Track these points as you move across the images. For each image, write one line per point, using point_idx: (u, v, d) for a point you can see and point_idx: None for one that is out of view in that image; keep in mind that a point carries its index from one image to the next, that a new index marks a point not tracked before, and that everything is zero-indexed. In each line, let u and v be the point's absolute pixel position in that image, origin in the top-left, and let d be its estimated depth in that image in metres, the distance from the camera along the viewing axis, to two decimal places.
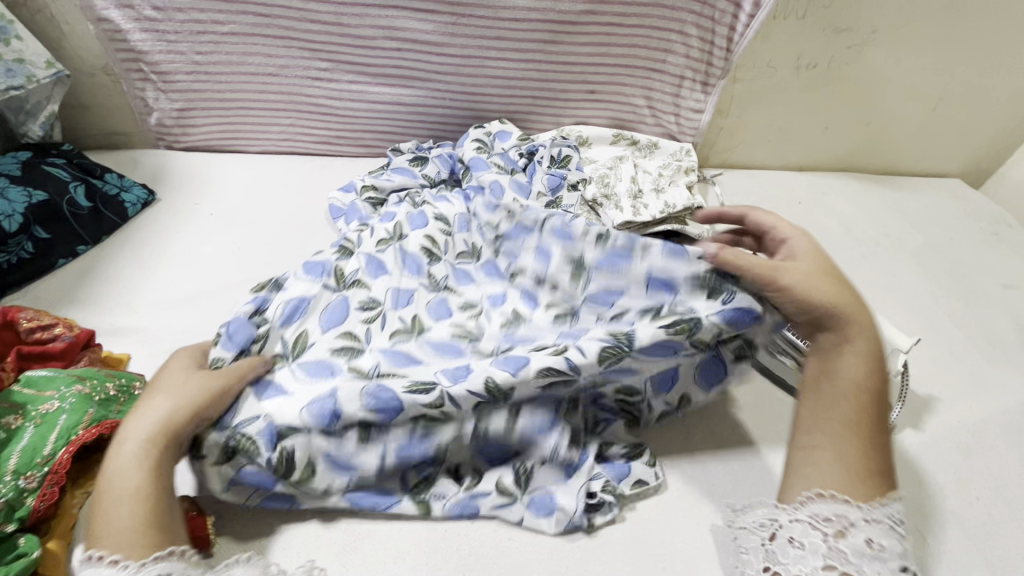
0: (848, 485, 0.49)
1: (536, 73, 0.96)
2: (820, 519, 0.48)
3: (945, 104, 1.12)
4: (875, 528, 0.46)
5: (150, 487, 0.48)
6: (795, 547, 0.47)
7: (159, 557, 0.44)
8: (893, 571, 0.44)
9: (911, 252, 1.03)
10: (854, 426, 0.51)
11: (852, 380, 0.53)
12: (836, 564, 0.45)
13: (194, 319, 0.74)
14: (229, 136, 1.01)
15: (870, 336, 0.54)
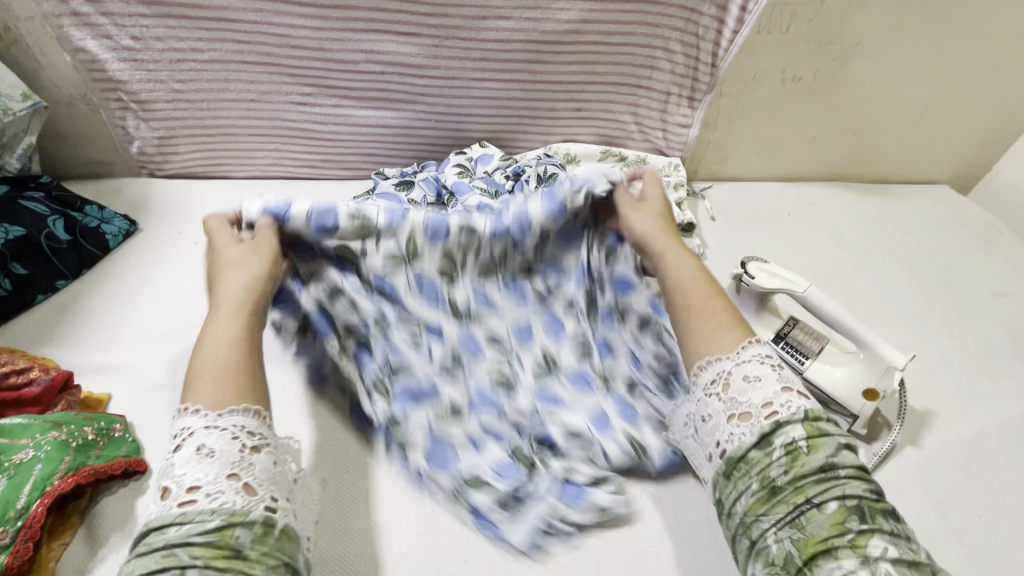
0: (716, 342, 0.59)
1: (522, 92, 0.96)
2: (710, 382, 0.57)
3: (931, 113, 1.12)
4: (748, 366, 0.56)
5: (242, 346, 0.56)
6: (708, 420, 0.56)
7: (235, 411, 0.50)
8: (773, 394, 0.53)
9: (902, 261, 1.03)
10: (700, 300, 0.64)
11: (676, 277, 0.67)
12: (733, 413, 0.54)
13: (178, 354, 0.73)
14: (213, 162, 0.99)
15: (675, 246, 0.71)
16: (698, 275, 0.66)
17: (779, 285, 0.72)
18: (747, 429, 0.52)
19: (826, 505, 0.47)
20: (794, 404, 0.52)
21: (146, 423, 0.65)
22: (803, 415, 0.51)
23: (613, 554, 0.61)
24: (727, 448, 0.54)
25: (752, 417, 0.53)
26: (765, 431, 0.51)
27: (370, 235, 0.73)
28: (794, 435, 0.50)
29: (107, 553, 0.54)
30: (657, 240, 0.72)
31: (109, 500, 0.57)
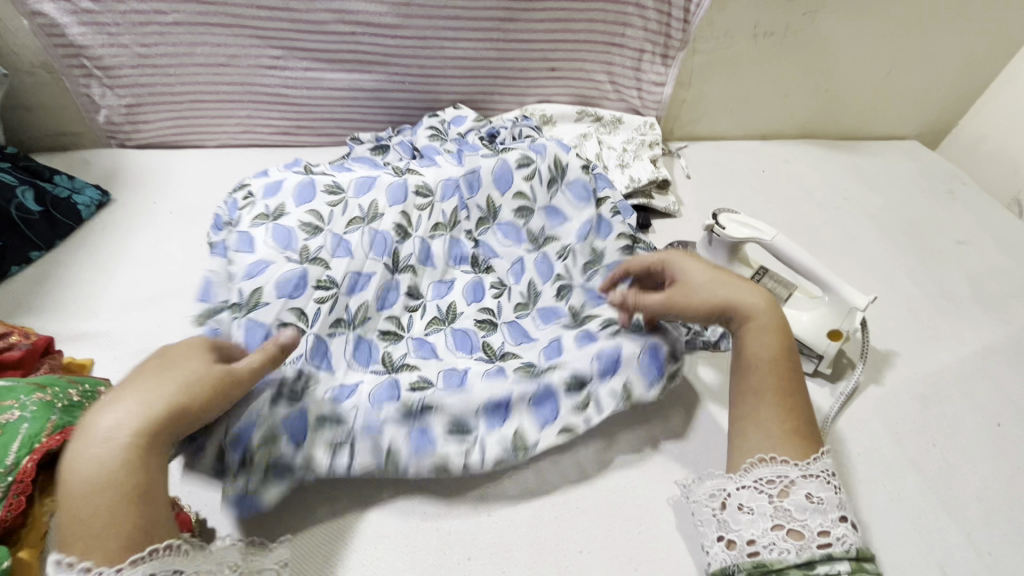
0: (785, 449, 0.55)
1: (495, 52, 0.95)
2: (765, 480, 0.53)
3: (900, 67, 1.14)
4: (812, 483, 0.52)
5: (115, 500, 0.42)
6: (746, 511, 0.53)
7: (134, 560, 0.41)
8: (833, 523, 0.50)
9: (870, 213, 1.06)
10: (773, 391, 0.58)
11: (755, 351, 0.59)
12: (783, 523, 0.51)
13: (158, 320, 0.73)
14: (184, 131, 0.98)
15: (761, 311, 0.61)
16: (778, 352, 0.59)
17: (750, 234, 0.74)
18: (794, 548, 0.49)
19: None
20: (849, 541, 0.50)
21: None
22: (853, 552, 0.49)
23: (591, 490, 0.63)
24: (761, 552, 0.50)
25: (805, 537, 0.50)
26: (814, 556, 0.49)
27: (337, 207, 0.75)
28: (840, 568, 0.48)
29: None
30: (741, 290, 0.61)
31: None
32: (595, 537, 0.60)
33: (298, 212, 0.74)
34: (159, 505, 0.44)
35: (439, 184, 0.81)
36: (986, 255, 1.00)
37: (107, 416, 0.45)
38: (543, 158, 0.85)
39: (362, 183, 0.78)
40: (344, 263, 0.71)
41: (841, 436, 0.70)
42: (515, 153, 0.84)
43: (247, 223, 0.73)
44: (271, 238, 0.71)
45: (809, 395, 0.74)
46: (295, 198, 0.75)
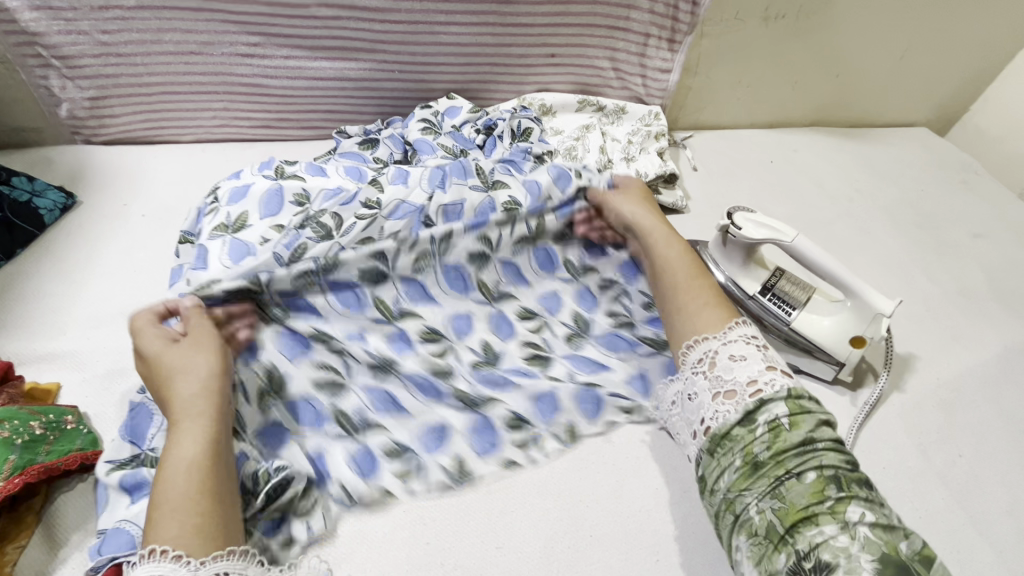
0: (704, 322, 0.61)
1: (490, 38, 0.89)
2: (696, 363, 0.59)
3: (913, 52, 1.09)
4: (734, 346, 0.57)
5: (212, 476, 0.49)
6: (695, 397, 0.57)
7: (218, 556, 0.45)
8: (759, 371, 0.55)
9: (883, 206, 1.02)
10: (686, 283, 0.66)
11: (667, 256, 0.70)
12: (719, 391, 0.55)
13: (131, 337, 0.67)
14: (155, 125, 0.91)
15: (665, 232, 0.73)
16: (682, 252, 0.70)
17: (766, 236, 0.70)
18: (733, 407, 0.54)
19: (806, 475, 0.48)
20: (779, 382, 0.53)
21: (101, 413, 0.60)
22: (786, 394, 0.53)
23: (605, 515, 0.59)
24: (712, 426, 0.55)
25: (737, 395, 0.54)
26: (751, 407, 0.53)
27: (303, 221, 0.72)
28: (777, 412, 0.51)
29: (70, 553, 0.51)
30: (645, 219, 0.75)
31: (67, 497, 0.54)
32: (611, 568, 0.56)
33: (261, 226, 0.72)
34: (225, 473, 0.50)
35: (400, 205, 0.74)
36: (1002, 248, 0.96)
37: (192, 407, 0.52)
38: (535, 198, 0.77)
39: (330, 196, 0.75)
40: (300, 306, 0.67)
41: (864, 448, 0.67)
42: (505, 193, 0.77)
43: (206, 236, 0.72)
44: (228, 254, 0.69)
45: (829, 405, 0.71)
46: (260, 210, 0.73)
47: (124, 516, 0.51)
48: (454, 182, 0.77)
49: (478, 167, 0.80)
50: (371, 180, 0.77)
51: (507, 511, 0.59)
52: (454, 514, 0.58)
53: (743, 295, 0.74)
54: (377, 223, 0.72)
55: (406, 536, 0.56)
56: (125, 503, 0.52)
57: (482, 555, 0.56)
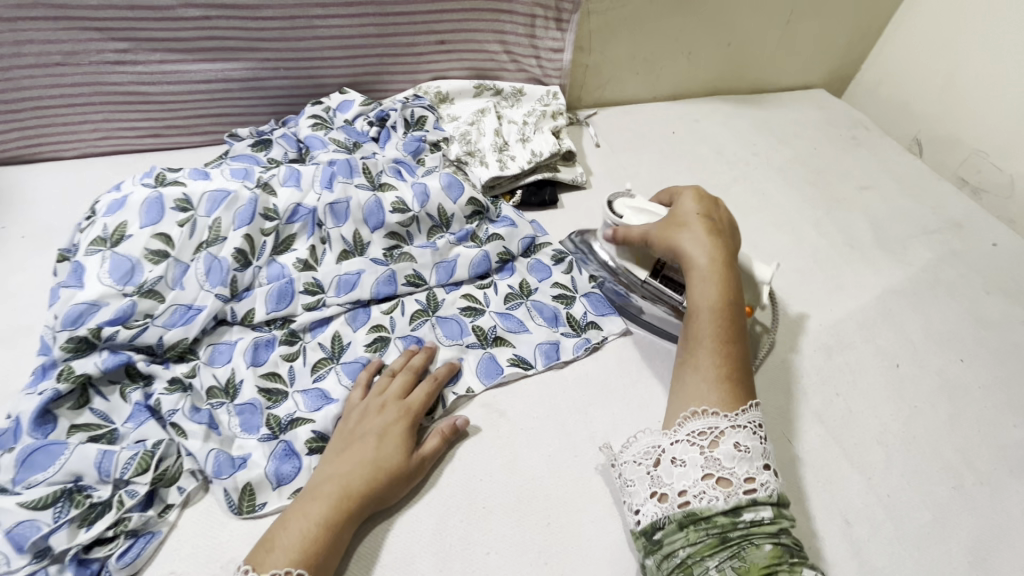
0: (720, 399, 0.57)
1: (374, 28, 0.88)
2: (696, 434, 0.54)
3: (797, 16, 1.13)
4: (741, 434, 0.54)
5: (328, 537, 0.52)
6: (679, 465, 0.53)
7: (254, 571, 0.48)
8: (759, 468, 0.52)
9: (778, 166, 1.06)
10: (716, 338, 0.61)
11: (701, 301, 0.63)
12: (713, 473, 0.52)
13: (8, 362, 0.65)
14: (32, 141, 0.87)
15: (716, 262, 0.64)
16: (722, 302, 0.62)
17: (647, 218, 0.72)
18: (722, 496, 0.50)
19: (762, 544, 0.48)
20: (772, 487, 0.51)
21: None
22: (775, 498, 0.51)
23: (499, 487, 0.61)
24: (691, 502, 0.51)
25: (731, 486, 0.51)
26: (742, 503, 0.50)
27: (185, 227, 0.72)
28: (764, 514, 0.50)
29: None
30: (699, 240, 0.66)
31: None
32: (503, 535, 0.57)
33: (143, 236, 0.71)
34: (335, 535, 0.52)
35: (290, 209, 0.76)
36: (887, 198, 1.02)
37: (349, 462, 0.56)
38: (425, 207, 0.79)
39: (215, 200, 0.74)
40: (174, 295, 0.68)
41: None
42: (393, 195, 0.79)
43: (84, 250, 0.70)
44: (108, 266, 0.68)
45: None
46: (142, 218, 0.72)
47: None
48: (340, 181, 0.77)
49: (367, 165, 0.81)
50: (260, 184, 0.76)
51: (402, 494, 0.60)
52: None
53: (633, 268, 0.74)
54: (283, 232, 0.76)
55: None
56: None
57: (374, 531, 0.57)
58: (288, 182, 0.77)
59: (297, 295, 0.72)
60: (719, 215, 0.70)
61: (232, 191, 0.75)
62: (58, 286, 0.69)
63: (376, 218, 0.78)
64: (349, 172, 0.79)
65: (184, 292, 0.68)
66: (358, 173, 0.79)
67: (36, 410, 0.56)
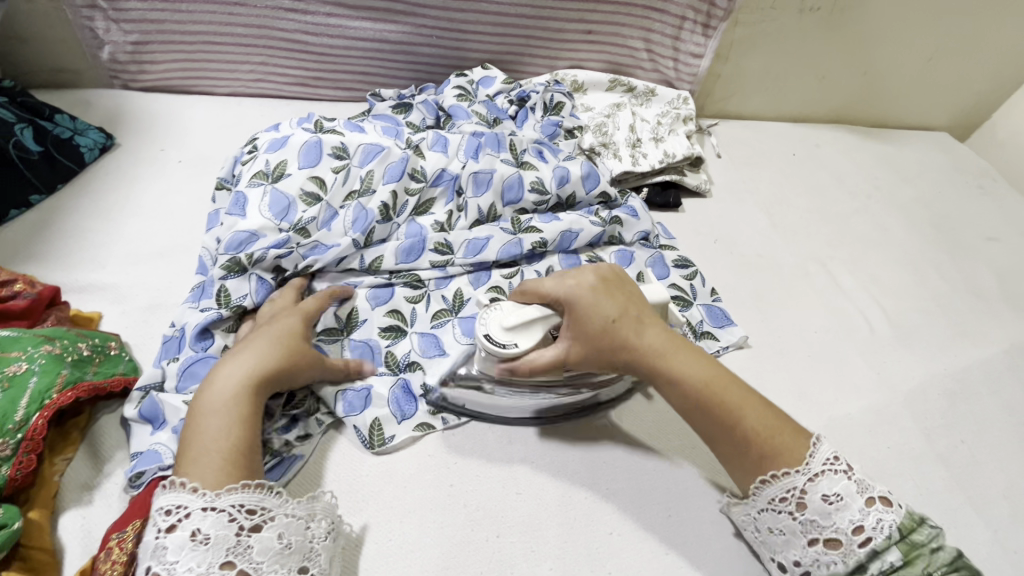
0: (779, 449, 0.50)
1: (530, 9, 0.90)
2: (779, 500, 0.50)
3: (941, 54, 1.10)
4: (826, 480, 0.48)
5: (239, 416, 0.51)
6: (777, 533, 0.51)
7: (234, 488, 0.46)
8: (863, 511, 0.47)
9: (902, 204, 1.04)
10: (728, 406, 0.52)
11: (697, 380, 0.53)
12: (816, 537, 0.48)
13: (168, 276, 0.69)
14: (193, 74, 0.92)
15: (669, 347, 0.55)
16: (707, 379, 0.53)
17: (543, 327, 0.57)
18: (838, 558, 0.47)
19: None
20: (886, 524, 0.46)
21: (142, 342, 0.62)
22: (894, 534, 0.46)
23: (621, 471, 0.61)
24: (811, 571, 0.49)
25: (843, 544, 0.47)
26: (862, 560, 0.46)
27: (340, 174, 0.75)
28: (891, 559, 0.46)
29: (113, 468, 0.53)
30: (602, 308, 0.56)
31: (109, 418, 0.56)
32: (625, 518, 0.58)
33: (301, 177, 0.73)
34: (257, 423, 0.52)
35: (435, 173, 0.78)
36: (1013, 253, 0.98)
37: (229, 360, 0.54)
38: (560, 190, 0.81)
39: (369, 153, 0.76)
40: (325, 237, 0.71)
41: (870, 428, 0.69)
42: (533, 174, 0.81)
43: (246, 181, 0.73)
44: (268, 200, 0.71)
45: (837, 386, 0.73)
46: (300, 159, 0.75)
47: (155, 441, 0.53)
48: (487, 153, 0.80)
49: (513, 141, 0.83)
50: (411, 145, 0.79)
51: (528, 462, 0.61)
52: (478, 461, 0.60)
53: (548, 379, 0.60)
54: (426, 194, 0.78)
55: (432, 474, 0.59)
56: (149, 431, 0.54)
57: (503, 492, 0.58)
58: (435, 146, 0.80)
59: (425, 252, 0.74)
60: (627, 289, 0.59)
61: (385, 145, 0.77)
62: (219, 213, 0.73)
63: (514, 191, 0.80)
64: (493, 146, 0.82)
65: (333, 235, 0.71)
66: (503, 147, 0.82)
67: (198, 326, 0.61)
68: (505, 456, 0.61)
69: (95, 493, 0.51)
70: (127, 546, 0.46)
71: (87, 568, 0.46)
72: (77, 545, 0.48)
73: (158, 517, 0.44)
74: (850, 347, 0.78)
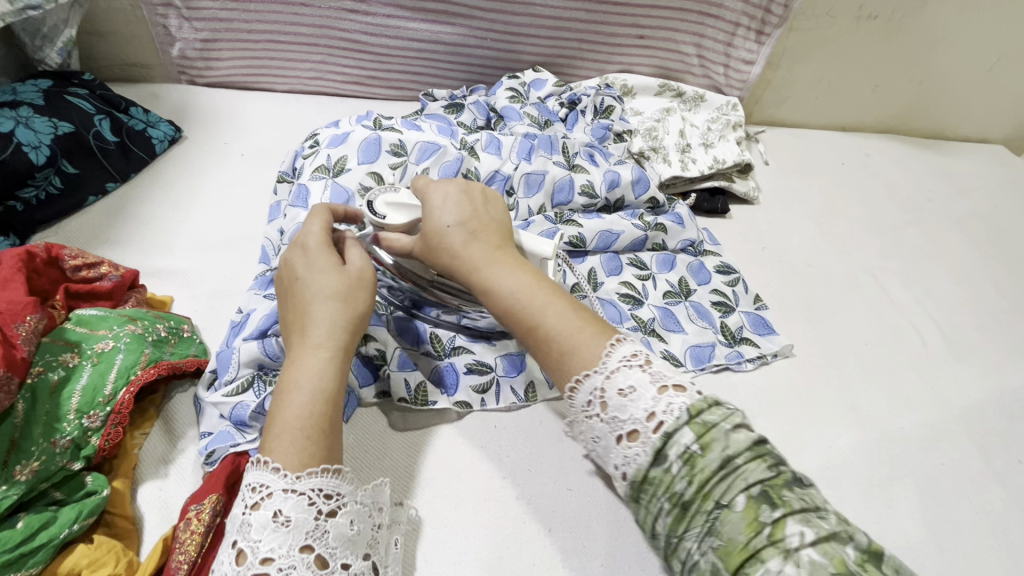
0: (583, 349, 0.45)
1: (585, 13, 0.91)
2: (586, 400, 0.44)
3: (1002, 66, 1.07)
4: (621, 375, 0.43)
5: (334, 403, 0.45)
6: (598, 440, 0.44)
7: (314, 472, 0.42)
8: (655, 399, 0.41)
9: (956, 217, 1.01)
10: (560, 304, 0.48)
11: (516, 288, 0.49)
12: (620, 432, 0.42)
13: (233, 265, 0.72)
14: (256, 72, 0.95)
15: (501, 253, 0.52)
16: (531, 286, 0.49)
17: (408, 217, 0.58)
18: (637, 449, 0.40)
19: (734, 500, 0.37)
20: (676, 406, 0.40)
21: (211, 326, 0.65)
22: (685, 416, 0.40)
23: None
24: (626, 472, 0.41)
25: (640, 435, 0.40)
26: (657, 447, 0.39)
27: (397, 171, 0.76)
28: (686, 441, 0.39)
29: (187, 445, 0.55)
30: (440, 208, 0.54)
31: (182, 396, 0.58)
32: None
33: (360, 172, 0.75)
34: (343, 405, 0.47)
35: (488, 173, 0.79)
36: None
37: (313, 323, 0.48)
38: (609, 193, 0.82)
39: (425, 151, 0.78)
40: None
41: (925, 444, 0.68)
42: (584, 176, 0.82)
43: (308, 175, 0.76)
44: (330, 194, 0.73)
45: (890, 400, 0.72)
46: (360, 155, 0.76)
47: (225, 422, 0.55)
48: (540, 155, 0.81)
49: (566, 144, 0.85)
50: (466, 146, 0.81)
51: (579, 459, 0.62)
52: (529, 456, 0.61)
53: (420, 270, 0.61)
54: None
55: (484, 467, 0.60)
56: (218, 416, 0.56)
57: (555, 487, 0.59)
58: (489, 146, 0.81)
59: None
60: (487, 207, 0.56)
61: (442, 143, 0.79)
62: (282, 205, 0.76)
63: (565, 193, 0.81)
64: (545, 149, 0.83)
65: None
66: (555, 150, 0.83)
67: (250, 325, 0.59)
68: (557, 452, 0.62)
69: (171, 467, 0.53)
70: (204, 518, 0.48)
71: (168, 536, 0.48)
72: (155, 514, 0.50)
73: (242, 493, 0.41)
74: (903, 360, 0.77)
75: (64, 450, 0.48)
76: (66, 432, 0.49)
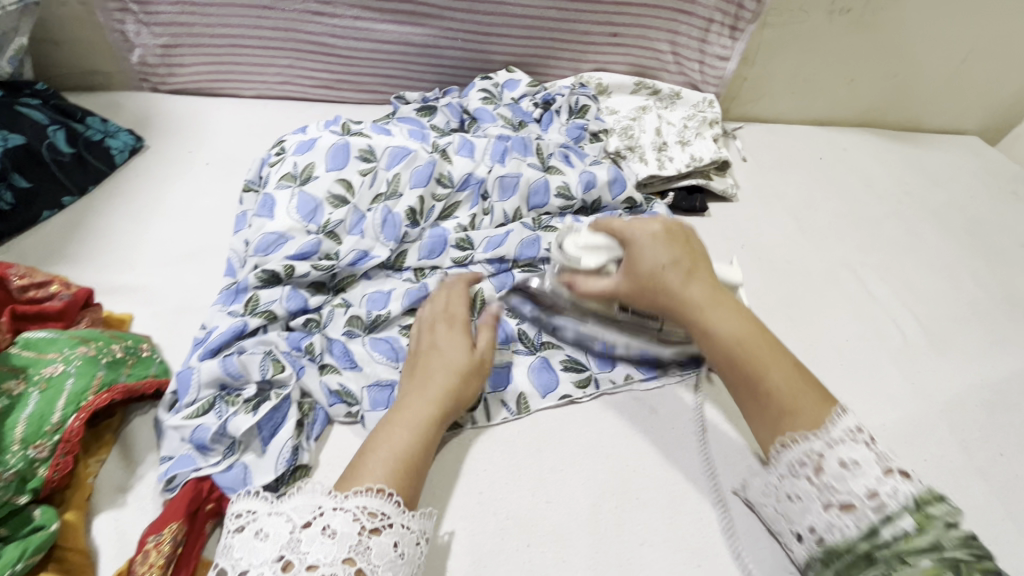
0: (803, 412, 0.47)
1: (556, 12, 0.89)
2: (797, 463, 0.46)
3: (974, 57, 1.08)
4: (845, 447, 0.45)
5: (418, 436, 0.53)
6: (796, 501, 0.47)
7: (360, 491, 0.46)
8: (879, 480, 0.43)
9: (933, 209, 1.01)
10: (763, 353, 0.50)
11: (707, 320, 0.52)
12: (829, 501, 0.44)
13: (197, 278, 0.69)
14: (220, 78, 0.92)
15: (711, 293, 0.54)
16: (740, 337, 0.51)
17: (601, 258, 0.61)
18: (852, 521, 0.43)
19: (919, 560, 0.39)
20: (904, 493, 0.42)
21: (172, 344, 0.62)
22: (912, 504, 0.41)
23: (648, 480, 0.60)
24: (823, 536, 0.45)
25: (857, 508, 0.43)
26: (875, 525, 0.42)
27: (367, 177, 0.74)
28: (904, 524, 0.41)
29: (145, 470, 0.53)
30: (648, 248, 0.56)
31: (141, 420, 0.56)
32: (656, 529, 0.57)
33: (328, 180, 0.73)
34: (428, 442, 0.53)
35: (462, 177, 0.77)
36: None
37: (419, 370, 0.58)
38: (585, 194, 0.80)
39: (396, 155, 0.76)
40: (353, 241, 0.70)
41: (907, 440, 0.67)
42: (559, 178, 0.80)
43: (274, 184, 0.73)
44: (296, 202, 0.71)
45: (872, 396, 0.72)
46: (328, 162, 0.74)
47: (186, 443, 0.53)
48: (514, 157, 0.80)
49: (540, 146, 0.83)
50: (438, 150, 0.78)
51: (558, 469, 0.60)
52: (506, 468, 0.60)
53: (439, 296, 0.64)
54: (452, 200, 0.77)
55: (459, 481, 0.58)
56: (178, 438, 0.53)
57: (533, 499, 0.58)
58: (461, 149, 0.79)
59: (448, 248, 0.73)
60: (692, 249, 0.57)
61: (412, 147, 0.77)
62: (247, 215, 0.73)
63: (540, 195, 0.79)
64: (519, 150, 0.81)
65: (362, 240, 0.71)
66: (529, 151, 0.82)
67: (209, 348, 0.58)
68: (535, 464, 0.60)
69: (129, 495, 0.51)
70: (164, 548, 0.46)
71: (124, 569, 0.46)
72: (111, 546, 0.48)
73: (292, 512, 0.45)
74: (883, 356, 0.77)
75: (8, 483, 0.45)
76: (10, 464, 0.46)
